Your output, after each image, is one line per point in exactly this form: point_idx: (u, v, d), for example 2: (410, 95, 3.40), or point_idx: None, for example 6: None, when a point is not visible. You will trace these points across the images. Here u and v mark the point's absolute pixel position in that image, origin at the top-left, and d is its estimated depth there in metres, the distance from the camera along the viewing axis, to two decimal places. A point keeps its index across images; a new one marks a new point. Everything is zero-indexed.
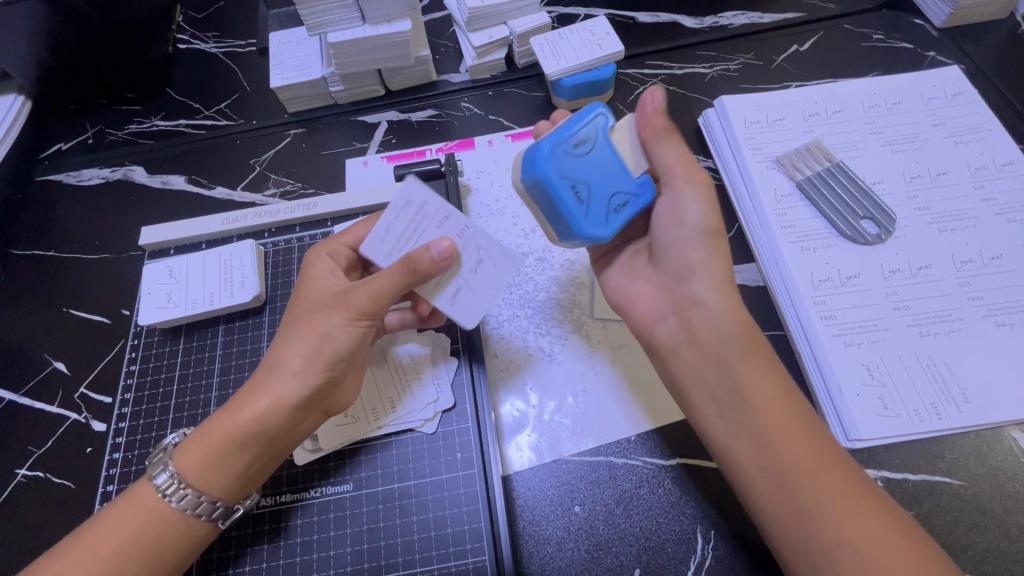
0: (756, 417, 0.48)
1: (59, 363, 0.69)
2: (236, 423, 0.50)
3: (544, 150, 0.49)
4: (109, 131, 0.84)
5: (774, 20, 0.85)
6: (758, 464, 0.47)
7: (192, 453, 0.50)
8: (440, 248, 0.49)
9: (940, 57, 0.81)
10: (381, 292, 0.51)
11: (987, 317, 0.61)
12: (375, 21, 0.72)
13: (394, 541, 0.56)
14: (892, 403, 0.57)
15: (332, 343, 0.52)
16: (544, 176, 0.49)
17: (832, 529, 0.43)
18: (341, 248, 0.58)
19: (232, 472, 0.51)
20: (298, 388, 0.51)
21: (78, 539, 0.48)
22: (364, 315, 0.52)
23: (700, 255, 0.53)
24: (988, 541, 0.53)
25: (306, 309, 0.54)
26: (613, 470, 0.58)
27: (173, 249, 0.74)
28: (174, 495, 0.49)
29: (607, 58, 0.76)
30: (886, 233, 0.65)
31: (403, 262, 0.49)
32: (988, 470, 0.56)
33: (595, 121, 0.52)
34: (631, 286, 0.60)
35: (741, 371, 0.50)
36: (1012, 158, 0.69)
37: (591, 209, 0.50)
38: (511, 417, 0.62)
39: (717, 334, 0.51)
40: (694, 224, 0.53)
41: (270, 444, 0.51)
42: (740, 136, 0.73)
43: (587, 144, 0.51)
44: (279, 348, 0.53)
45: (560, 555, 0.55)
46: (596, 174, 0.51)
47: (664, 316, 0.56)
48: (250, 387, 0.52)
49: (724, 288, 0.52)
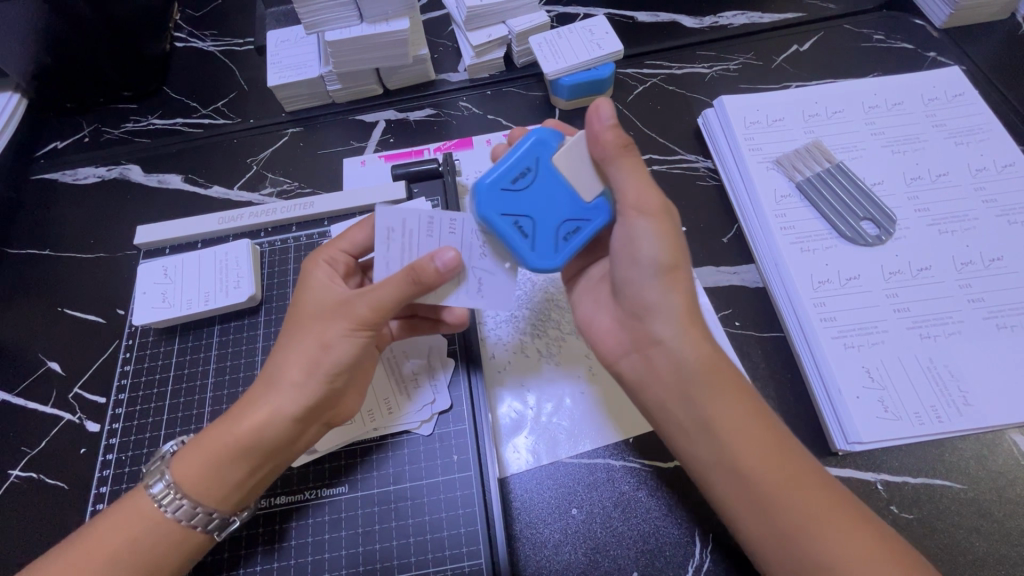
0: (728, 451, 0.47)
1: (53, 362, 0.69)
2: (234, 437, 0.49)
3: (481, 191, 0.50)
4: (105, 129, 0.84)
5: (774, 20, 0.85)
6: (736, 496, 0.47)
7: (190, 461, 0.49)
8: (445, 259, 0.49)
9: (940, 58, 0.81)
10: (382, 302, 0.50)
11: (987, 319, 0.60)
12: (372, 20, 0.71)
13: (390, 544, 0.56)
14: (893, 406, 0.57)
15: (332, 353, 0.51)
16: (484, 216, 0.50)
17: (815, 558, 0.43)
18: (339, 255, 0.58)
19: (229, 484, 0.50)
20: (298, 401, 0.50)
21: (73, 547, 0.47)
22: (365, 326, 0.51)
23: (657, 291, 0.50)
24: (988, 545, 0.53)
25: (305, 318, 0.53)
26: (611, 473, 0.58)
27: (170, 248, 0.73)
28: (169, 505, 0.49)
29: (606, 58, 0.76)
30: (887, 234, 0.65)
31: (408, 273, 0.48)
32: (988, 474, 0.56)
33: (538, 147, 0.51)
34: (595, 315, 0.58)
35: (707, 407, 0.48)
36: (1013, 159, 0.69)
37: (537, 241, 0.51)
38: (508, 419, 0.62)
39: (681, 370, 0.49)
40: (649, 259, 0.49)
41: (269, 456, 0.51)
42: (740, 136, 0.72)
43: (530, 174, 0.51)
44: (278, 359, 0.52)
45: (557, 558, 0.55)
46: (542, 204, 0.51)
47: (626, 351, 0.54)
48: (250, 398, 0.51)
49: (684, 322, 0.49)
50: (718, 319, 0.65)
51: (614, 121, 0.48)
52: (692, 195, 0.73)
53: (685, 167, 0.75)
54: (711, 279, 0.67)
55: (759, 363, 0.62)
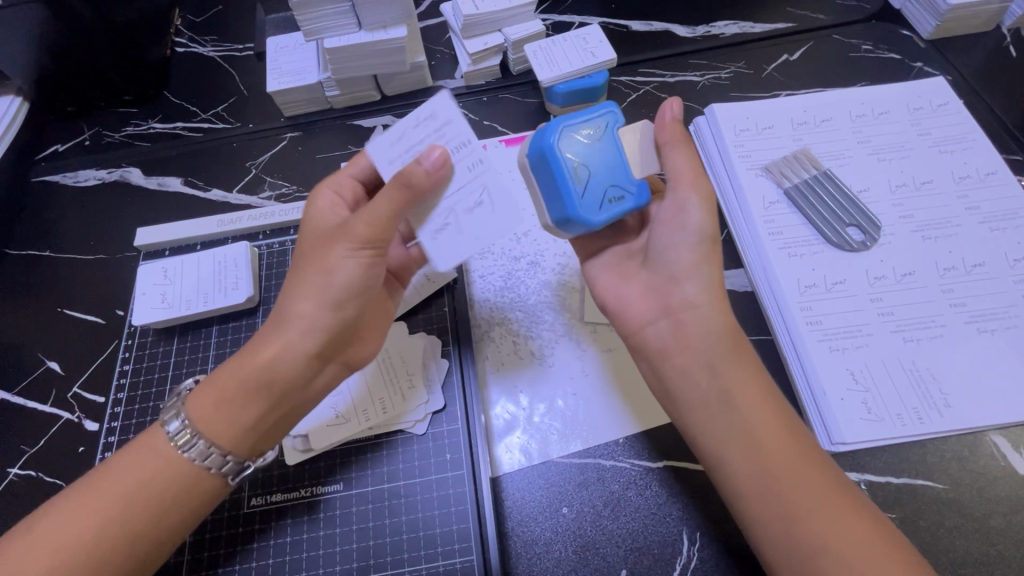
0: (743, 421, 0.49)
1: (53, 362, 0.70)
2: (246, 369, 0.50)
3: (552, 125, 0.52)
4: (105, 133, 0.85)
5: (764, 30, 0.87)
6: (748, 469, 0.48)
7: (204, 403, 0.50)
8: (433, 157, 0.50)
9: (927, 68, 0.83)
10: (379, 217, 0.50)
11: (969, 323, 0.62)
12: (371, 28, 0.73)
13: (383, 540, 0.57)
14: (875, 407, 0.58)
15: (337, 278, 0.51)
16: (547, 147, 0.51)
17: (819, 538, 0.44)
18: (345, 184, 0.58)
19: (244, 422, 0.51)
20: (308, 336, 0.51)
21: (86, 487, 0.48)
22: (365, 245, 0.51)
23: (694, 262, 0.53)
24: (968, 544, 0.54)
25: (307, 250, 0.54)
26: (601, 472, 0.59)
27: (168, 250, 0.74)
28: (186, 446, 0.50)
29: (599, 66, 0.77)
30: (872, 240, 0.66)
31: (397, 181, 0.49)
32: (969, 474, 0.57)
33: (614, 115, 0.55)
34: (621, 287, 0.59)
35: (730, 376, 0.51)
36: (995, 168, 0.71)
37: (586, 191, 0.52)
38: (501, 419, 0.63)
39: (705, 340, 0.52)
40: (695, 228, 0.53)
41: (283, 394, 0.52)
42: (729, 143, 0.74)
43: (600, 132, 0.53)
44: (287, 296, 0.53)
45: (547, 556, 0.56)
46: (601, 161, 0.53)
47: (654, 317, 0.56)
48: (263, 337, 0.52)
49: (716, 295, 0.53)
50: None
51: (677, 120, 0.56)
52: None
53: None
54: None
55: None
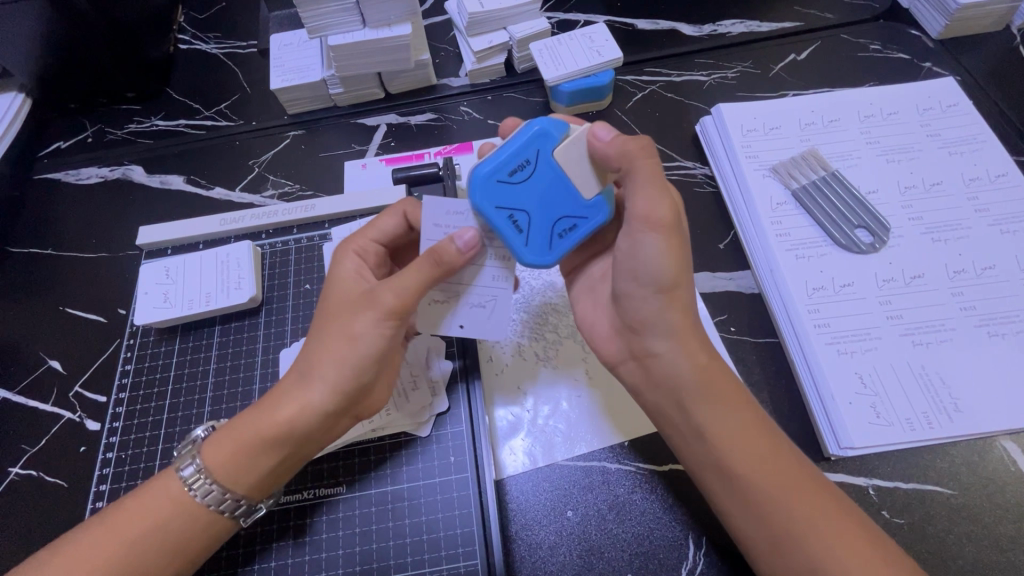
0: (723, 453, 0.48)
1: (55, 361, 0.69)
2: (266, 425, 0.50)
3: (478, 181, 0.50)
4: (108, 130, 0.84)
5: (772, 29, 0.86)
6: (731, 501, 0.48)
7: (220, 448, 0.50)
8: (466, 239, 0.49)
9: (936, 68, 0.82)
10: (408, 290, 0.50)
11: (979, 327, 0.61)
12: (376, 24, 0.72)
13: (387, 544, 0.56)
14: (884, 412, 0.57)
15: (361, 346, 0.50)
16: (480, 207, 0.50)
17: (807, 565, 0.44)
18: (370, 245, 0.58)
19: (260, 471, 0.50)
20: (330, 397, 0.50)
21: (98, 528, 0.48)
22: (392, 315, 0.50)
23: (654, 308, 0.50)
24: (977, 550, 0.53)
25: (331, 310, 0.53)
26: (606, 475, 0.59)
27: (171, 249, 0.74)
28: (199, 489, 0.49)
29: (605, 65, 0.77)
30: (880, 242, 0.66)
31: (430, 258, 0.49)
32: (978, 480, 0.56)
33: (539, 137, 0.50)
34: (595, 319, 0.59)
35: (700, 414, 0.49)
36: (1006, 170, 0.70)
37: (532, 237, 0.51)
38: (504, 422, 0.63)
39: (673, 382, 0.51)
40: (650, 276, 0.49)
41: (302, 444, 0.51)
42: (737, 143, 0.73)
43: (529, 166, 0.50)
44: (310, 352, 0.52)
45: (551, 560, 0.55)
46: (536, 195, 0.51)
47: (623, 359, 0.56)
48: (283, 389, 0.52)
49: (681, 337, 0.51)
50: (714, 325, 0.65)
51: (614, 135, 0.49)
52: (689, 202, 0.74)
53: (682, 174, 0.76)
54: (707, 284, 0.68)
55: (753, 368, 0.63)
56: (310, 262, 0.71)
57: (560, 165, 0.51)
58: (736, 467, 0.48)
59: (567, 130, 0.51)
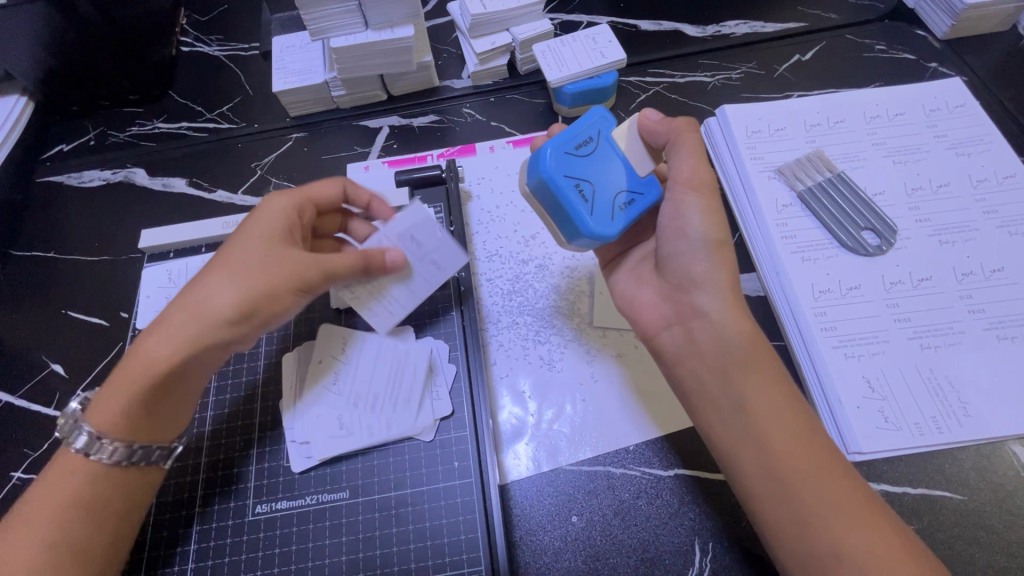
0: (757, 427, 0.48)
1: (56, 365, 0.69)
2: (155, 369, 0.51)
3: (547, 153, 0.52)
4: (111, 133, 0.84)
5: (776, 29, 0.86)
6: (759, 479, 0.48)
7: (109, 403, 0.51)
8: (393, 256, 0.58)
9: (941, 69, 0.81)
10: (331, 273, 0.56)
11: (988, 330, 0.60)
12: (377, 27, 0.72)
13: (390, 550, 0.56)
14: (892, 415, 0.57)
15: (270, 306, 0.55)
16: (548, 176, 0.52)
17: (832, 548, 0.44)
18: (307, 204, 0.61)
19: (150, 416, 0.53)
20: (216, 340, 0.53)
21: (24, 509, 0.49)
22: (300, 289, 0.56)
23: (704, 266, 0.52)
24: (988, 556, 0.53)
25: (232, 260, 0.54)
26: (611, 481, 0.58)
27: (173, 252, 0.73)
28: (101, 452, 0.51)
29: (609, 66, 0.76)
30: (888, 244, 0.65)
31: (363, 258, 0.56)
32: (988, 485, 0.56)
33: (603, 120, 0.55)
34: (638, 293, 0.60)
35: (742, 383, 0.50)
36: (1014, 171, 0.69)
37: (596, 207, 0.52)
38: (509, 424, 0.62)
39: (722, 344, 0.51)
40: (699, 234, 0.52)
41: (179, 386, 0.54)
42: (742, 145, 0.73)
43: (592, 142, 0.54)
44: (202, 296, 0.53)
45: (556, 564, 0.55)
46: (599, 171, 0.53)
47: (668, 324, 0.56)
48: (167, 328, 0.52)
49: (728, 297, 0.52)
50: None
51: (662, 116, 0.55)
52: None
53: None
54: None
55: None
56: None
57: (620, 146, 0.55)
58: (767, 440, 0.48)
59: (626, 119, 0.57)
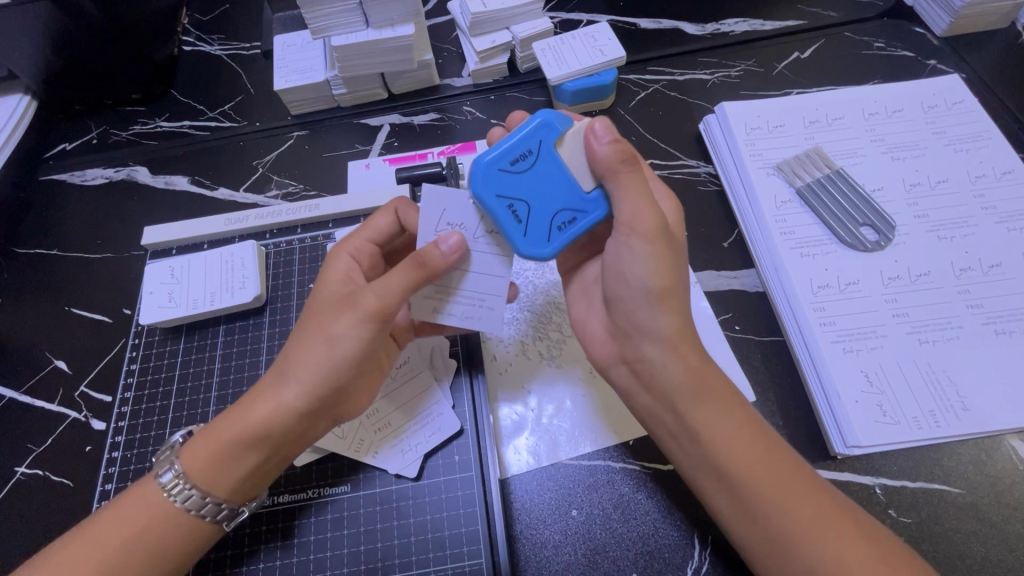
0: (715, 459, 0.48)
1: (61, 361, 0.69)
2: (244, 428, 0.50)
3: (479, 170, 0.49)
4: (114, 131, 0.85)
5: (775, 27, 0.86)
6: (728, 501, 0.48)
7: (198, 454, 0.50)
8: (450, 243, 0.48)
9: (940, 65, 0.82)
10: (391, 293, 0.49)
11: (985, 325, 0.61)
12: (379, 25, 0.72)
13: (391, 543, 0.56)
14: (891, 410, 0.57)
15: (339, 348, 0.50)
16: (480, 196, 0.49)
17: (805, 563, 0.45)
18: (364, 244, 0.58)
19: (236, 476, 0.50)
20: (302, 397, 0.50)
21: (82, 536, 0.48)
22: (373, 321, 0.50)
23: (648, 313, 0.50)
24: (986, 549, 0.53)
25: (318, 311, 0.53)
26: (610, 475, 0.58)
27: (176, 249, 0.74)
28: (178, 495, 0.50)
29: (609, 64, 0.77)
30: (886, 239, 0.66)
31: (412, 260, 0.48)
32: (986, 478, 0.56)
33: (543, 129, 0.49)
34: (588, 322, 0.59)
35: (694, 419, 0.49)
36: (1012, 166, 0.70)
37: (530, 228, 0.49)
38: (509, 420, 0.63)
39: (668, 389, 0.50)
40: (640, 283, 0.49)
41: (274, 450, 0.51)
42: (741, 141, 0.73)
43: (530, 156, 0.49)
44: (290, 353, 0.52)
45: (556, 559, 0.55)
46: (537, 188, 0.50)
47: (616, 360, 0.55)
48: (260, 389, 0.52)
49: (673, 344, 0.50)
50: (718, 324, 0.65)
51: (612, 138, 0.48)
52: (693, 202, 0.74)
53: (685, 173, 0.76)
54: (711, 283, 0.68)
55: (758, 367, 0.63)
56: (314, 263, 0.72)
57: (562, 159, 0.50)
58: (729, 477, 0.47)
59: (572, 125, 0.50)
